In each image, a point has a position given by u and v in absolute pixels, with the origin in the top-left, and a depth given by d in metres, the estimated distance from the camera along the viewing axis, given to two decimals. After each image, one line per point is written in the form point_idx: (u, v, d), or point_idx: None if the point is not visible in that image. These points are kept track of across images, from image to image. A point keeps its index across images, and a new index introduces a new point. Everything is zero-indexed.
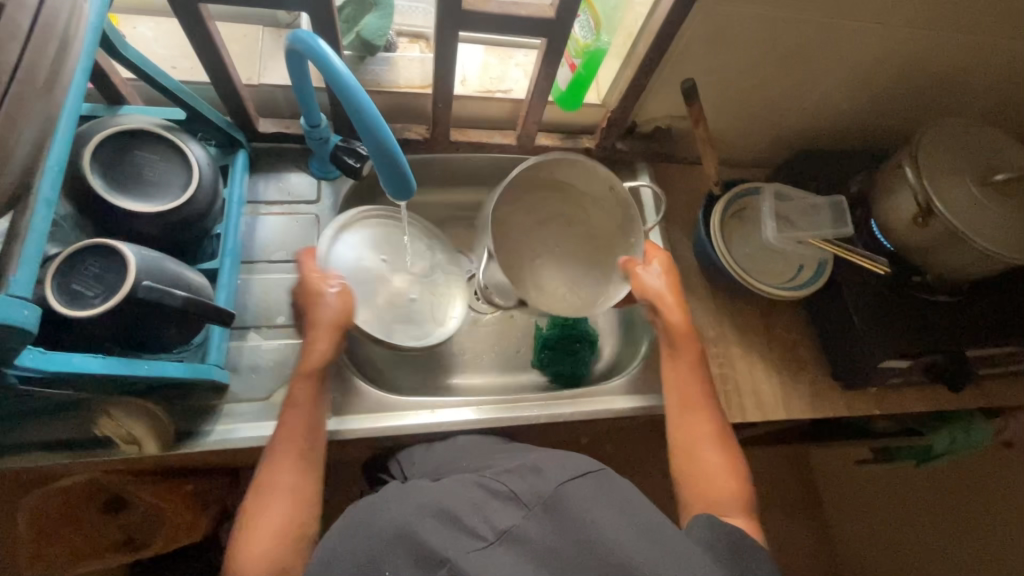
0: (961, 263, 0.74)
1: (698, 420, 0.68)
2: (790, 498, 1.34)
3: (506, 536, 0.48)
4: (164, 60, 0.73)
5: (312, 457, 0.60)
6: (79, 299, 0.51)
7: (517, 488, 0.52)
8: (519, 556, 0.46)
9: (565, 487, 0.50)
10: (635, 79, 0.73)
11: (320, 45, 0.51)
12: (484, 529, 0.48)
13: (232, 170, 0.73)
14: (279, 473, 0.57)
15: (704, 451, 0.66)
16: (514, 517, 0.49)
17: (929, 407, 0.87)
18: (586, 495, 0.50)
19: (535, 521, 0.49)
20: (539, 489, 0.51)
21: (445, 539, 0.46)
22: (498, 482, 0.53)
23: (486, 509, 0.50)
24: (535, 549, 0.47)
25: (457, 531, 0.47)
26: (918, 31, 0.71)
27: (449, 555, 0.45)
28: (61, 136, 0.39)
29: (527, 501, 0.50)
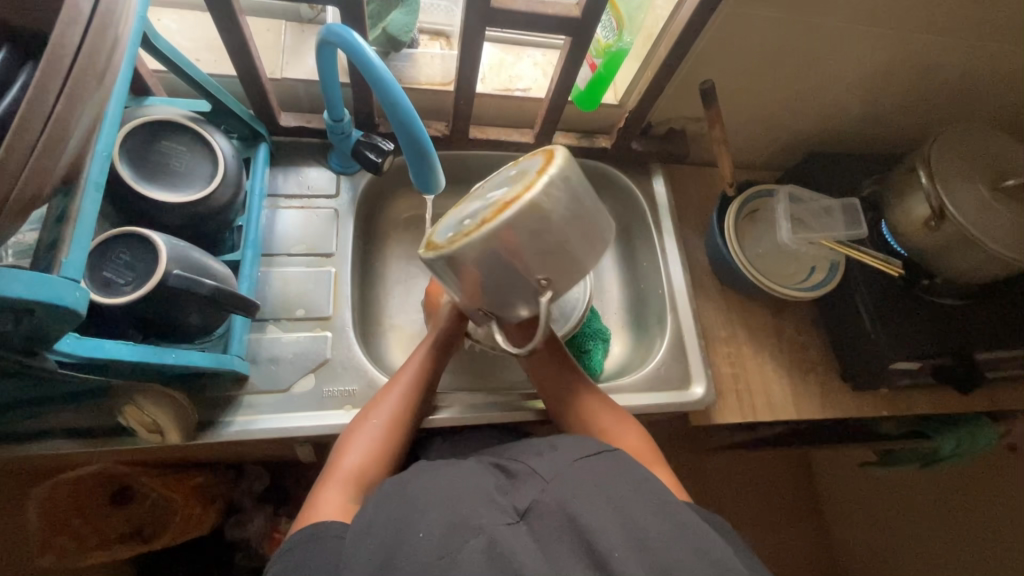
0: (971, 267, 0.76)
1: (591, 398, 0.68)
2: (791, 500, 1.35)
3: (529, 513, 0.47)
4: (188, 52, 0.74)
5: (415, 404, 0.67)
6: (111, 286, 0.52)
7: (535, 464, 0.53)
8: (544, 533, 0.45)
9: (583, 462, 0.51)
10: (655, 79, 0.74)
11: (354, 38, 0.52)
12: (509, 506, 0.48)
13: (254, 163, 0.73)
14: (385, 404, 0.65)
15: (604, 420, 0.66)
16: (534, 493, 0.49)
17: (936, 409, 0.88)
18: (603, 471, 0.50)
19: (552, 493, 0.49)
20: (554, 464, 0.52)
21: (478, 510, 0.47)
22: (515, 463, 0.54)
23: (509, 491, 0.50)
24: (559, 522, 0.46)
25: (486, 505, 0.47)
26: (934, 37, 0.72)
27: (482, 522, 0.45)
28: (108, 123, 0.42)
29: (545, 476, 0.51)
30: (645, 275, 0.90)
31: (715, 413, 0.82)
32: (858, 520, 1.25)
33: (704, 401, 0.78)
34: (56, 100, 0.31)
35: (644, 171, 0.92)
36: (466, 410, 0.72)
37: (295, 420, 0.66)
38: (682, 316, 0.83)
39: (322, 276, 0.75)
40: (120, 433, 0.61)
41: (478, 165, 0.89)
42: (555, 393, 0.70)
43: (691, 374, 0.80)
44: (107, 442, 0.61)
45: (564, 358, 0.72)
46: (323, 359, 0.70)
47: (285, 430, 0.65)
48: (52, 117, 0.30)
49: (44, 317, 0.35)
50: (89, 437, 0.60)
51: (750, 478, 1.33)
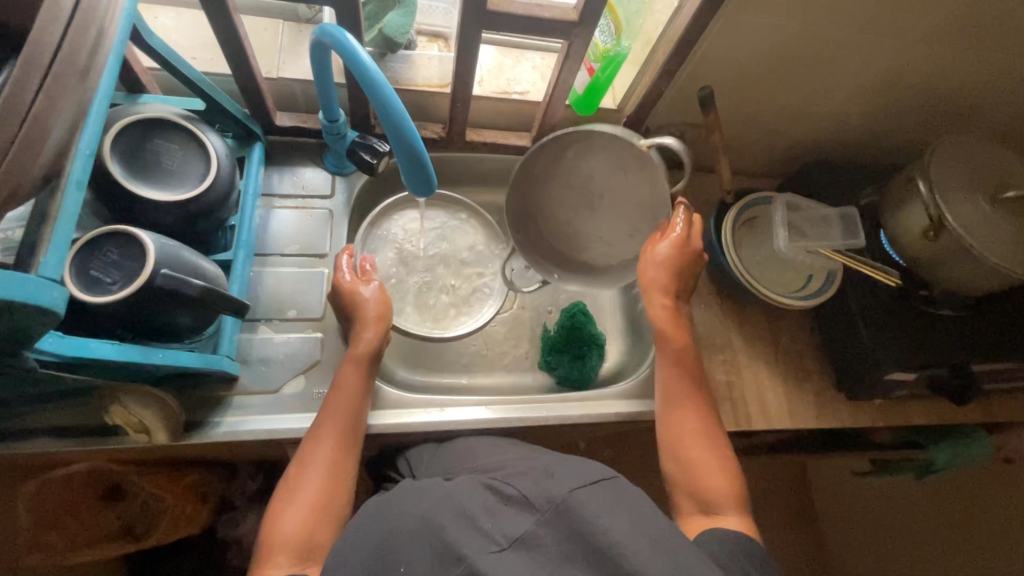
0: (969, 279, 0.75)
1: (687, 422, 0.66)
2: (786, 508, 1.34)
3: (520, 542, 0.47)
4: (185, 51, 0.73)
5: (353, 440, 0.61)
6: (98, 284, 0.51)
7: (530, 492, 0.51)
8: (533, 561, 0.45)
9: (576, 493, 0.49)
10: (653, 85, 0.74)
11: (348, 40, 0.52)
12: (498, 533, 0.47)
13: (249, 162, 0.73)
14: (320, 449, 0.59)
15: (694, 450, 0.63)
16: (526, 523, 0.48)
17: (932, 421, 0.87)
18: (598, 502, 0.48)
19: (548, 526, 0.48)
20: (550, 493, 0.50)
21: (462, 536, 0.46)
22: (510, 486, 0.52)
23: (498, 514, 0.49)
24: (550, 556, 0.46)
25: (471, 531, 0.47)
26: (934, 47, 0.72)
27: (466, 552, 0.45)
28: (91, 121, 0.41)
29: (539, 505, 0.50)
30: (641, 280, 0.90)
31: None
32: (853, 531, 1.24)
33: None
34: (34, 98, 0.30)
35: None
36: (459, 412, 0.72)
37: (284, 422, 0.66)
38: None
39: (315, 277, 0.75)
40: (108, 434, 0.60)
41: (475, 167, 0.88)
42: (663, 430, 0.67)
43: None
44: (95, 443, 0.60)
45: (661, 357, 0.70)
46: (314, 360, 0.70)
47: (272, 431, 0.64)
48: (29, 115, 0.30)
49: (22, 318, 0.35)
50: (76, 437, 0.60)
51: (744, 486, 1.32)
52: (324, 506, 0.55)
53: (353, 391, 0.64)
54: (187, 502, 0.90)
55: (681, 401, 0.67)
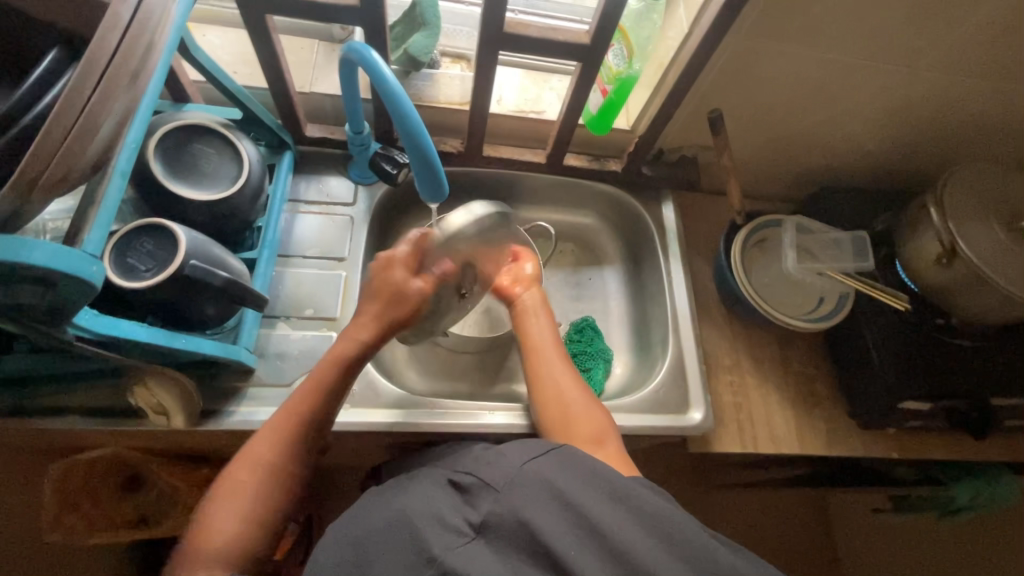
0: (985, 307, 0.74)
1: (579, 395, 0.68)
2: (802, 545, 1.29)
3: (485, 529, 0.47)
4: (228, 66, 0.80)
5: (300, 443, 0.61)
6: (132, 271, 0.55)
7: (486, 475, 0.52)
8: (499, 545, 0.46)
9: (528, 466, 0.50)
10: (663, 106, 0.76)
11: (372, 56, 0.56)
12: (463, 523, 0.48)
13: (278, 169, 0.78)
14: (291, 410, 0.61)
15: (592, 415, 0.66)
16: (487, 506, 0.49)
17: (950, 455, 0.84)
18: (550, 472, 0.49)
19: (503, 502, 0.48)
20: (504, 471, 0.51)
21: (432, 535, 0.47)
22: (467, 476, 0.53)
23: (463, 508, 0.50)
24: (511, 530, 0.46)
25: (440, 528, 0.47)
26: (946, 75, 0.73)
27: (436, 552, 0.45)
28: (139, 117, 0.46)
29: (496, 484, 0.50)
30: (651, 296, 0.91)
31: (714, 441, 0.81)
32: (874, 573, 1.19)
33: (702, 427, 0.77)
34: (91, 93, 0.35)
35: (654, 196, 0.94)
36: (459, 416, 0.74)
37: None
38: (684, 339, 0.83)
39: (334, 279, 0.78)
40: (130, 415, 0.64)
41: (491, 181, 0.92)
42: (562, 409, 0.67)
43: (690, 399, 0.80)
44: (118, 422, 0.64)
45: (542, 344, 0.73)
46: None
47: None
48: (86, 109, 0.35)
49: (64, 288, 0.39)
50: (102, 416, 0.64)
51: (758, 518, 1.29)
52: (255, 511, 0.57)
53: (352, 342, 0.63)
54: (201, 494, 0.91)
55: (563, 373, 0.70)
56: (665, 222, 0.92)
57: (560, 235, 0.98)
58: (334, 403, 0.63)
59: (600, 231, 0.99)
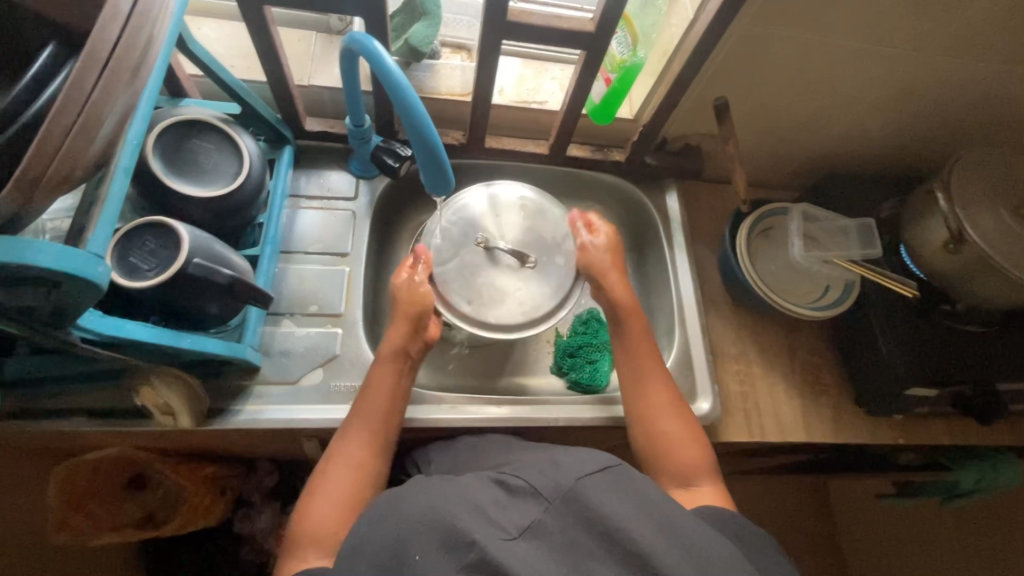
0: (992, 292, 0.74)
1: (662, 398, 0.68)
2: (805, 530, 1.30)
3: (529, 531, 0.48)
4: (225, 60, 0.78)
5: (383, 434, 0.64)
6: (136, 271, 0.55)
7: (538, 483, 0.52)
8: (543, 549, 0.47)
9: (583, 481, 0.51)
10: (669, 94, 0.75)
11: (375, 47, 0.55)
12: (508, 523, 0.48)
13: (278, 164, 0.77)
14: (366, 398, 0.65)
15: (673, 427, 0.66)
16: (534, 512, 0.50)
17: (955, 439, 0.85)
18: (604, 487, 0.50)
19: (554, 515, 0.49)
20: (556, 481, 0.52)
21: (474, 524, 0.47)
22: (517, 479, 0.53)
23: (507, 508, 0.50)
24: (556, 540, 0.47)
25: (484, 520, 0.48)
26: (953, 59, 0.72)
27: (478, 538, 0.46)
28: (140, 113, 0.45)
29: (547, 494, 0.51)
30: (656, 287, 0.91)
31: (721, 431, 0.81)
32: (877, 558, 1.20)
33: (710, 417, 0.77)
34: (92, 89, 0.34)
35: (658, 186, 0.93)
36: (468, 413, 0.74)
37: (302, 413, 0.68)
38: (691, 330, 0.83)
39: (337, 275, 0.77)
40: (137, 416, 0.64)
41: (493, 173, 0.91)
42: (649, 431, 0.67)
43: (697, 389, 0.80)
44: (125, 423, 0.63)
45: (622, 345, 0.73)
46: (332, 355, 0.72)
47: (290, 421, 0.67)
48: (86, 105, 0.34)
49: (70, 289, 0.38)
50: (109, 418, 0.63)
51: (762, 505, 1.30)
52: (345, 498, 0.59)
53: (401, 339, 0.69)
54: (206, 493, 0.91)
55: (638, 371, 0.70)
56: (669, 211, 0.91)
57: None
58: (403, 393, 0.67)
59: (603, 221, 0.98)
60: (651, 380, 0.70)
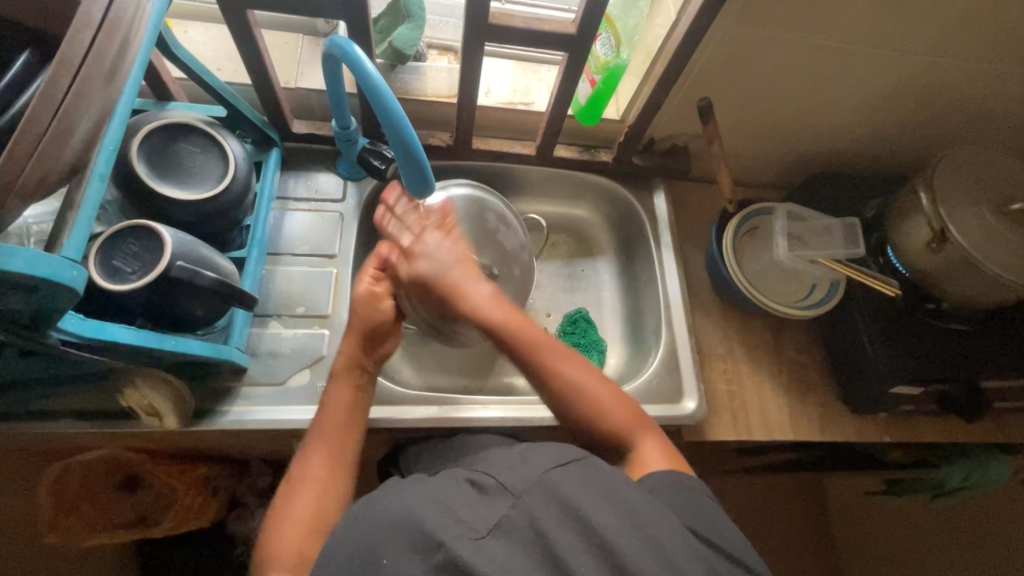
0: (975, 291, 0.74)
1: (572, 367, 0.65)
2: (799, 528, 1.31)
3: (498, 529, 0.47)
4: (212, 63, 0.79)
5: (342, 448, 0.62)
6: (119, 274, 0.55)
7: (505, 479, 0.51)
8: (513, 547, 0.46)
9: (551, 475, 0.50)
10: (652, 95, 0.76)
11: (355, 51, 0.55)
12: (477, 521, 0.48)
13: (265, 166, 0.77)
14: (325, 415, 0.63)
15: (590, 391, 0.64)
16: (503, 508, 0.49)
17: (941, 437, 0.85)
18: (574, 484, 0.49)
19: (522, 509, 0.48)
20: (525, 476, 0.51)
21: (442, 524, 0.47)
22: (487, 476, 0.52)
23: (476, 505, 0.49)
24: (526, 536, 0.47)
25: (452, 519, 0.47)
26: (934, 59, 0.72)
27: (445, 538, 0.46)
28: (116, 119, 0.45)
29: (515, 490, 0.50)
30: (644, 286, 0.91)
31: (708, 430, 0.82)
32: (868, 555, 1.21)
33: (695, 416, 0.77)
34: (64, 95, 0.34)
35: (646, 186, 0.93)
36: (456, 413, 0.74)
37: (288, 413, 0.68)
38: (677, 329, 0.83)
39: (325, 277, 0.78)
40: (124, 417, 0.64)
41: (480, 173, 0.91)
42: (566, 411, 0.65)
43: (684, 389, 0.80)
44: (114, 424, 0.64)
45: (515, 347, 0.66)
46: (319, 356, 0.73)
47: (277, 421, 0.68)
48: (60, 112, 0.34)
49: (46, 294, 0.38)
50: (97, 419, 0.64)
51: (755, 504, 1.30)
52: (312, 518, 0.57)
53: (352, 350, 0.66)
54: (198, 493, 0.91)
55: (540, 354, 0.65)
56: (656, 212, 0.91)
57: (553, 227, 0.98)
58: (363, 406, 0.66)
59: (592, 221, 0.99)
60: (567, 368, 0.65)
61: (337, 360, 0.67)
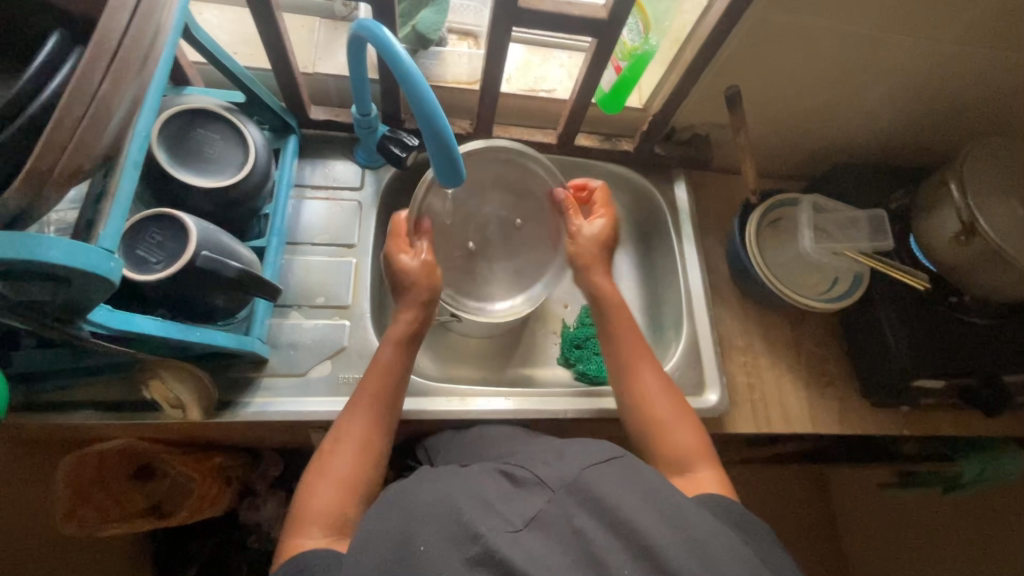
0: (1003, 285, 0.73)
1: (648, 376, 0.68)
2: (806, 517, 1.32)
3: (534, 522, 0.47)
4: (227, 46, 0.77)
5: (387, 413, 0.63)
6: (143, 264, 0.54)
7: (542, 473, 0.52)
8: (553, 541, 0.46)
9: (587, 473, 0.50)
10: (679, 83, 0.74)
11: (384, 34, 0.54)
12: (513, 514, 0.48)
13: (283, 153, 0.76)
14: (371, 380, 0.64)
15: (659, 407, 0.66)
16: (539, 502, 0.49)
17: (960, 431, 0.85)
18: (609, 481, 0.50)
19: (559, 504, 0.49)
20: (561, 473, 0.51)
21: (479, 517, 0.47)
22: (521, 469, 0.53)
23: (513, 498, 0.50)
24: (564, 532, 0.47)
25: (489, 511, 0.48)
26: (970, 48, 0.70)
27: (483, 531, 0.46)
28: (148, 105, 0.44)
29: (552, 484, 0.50)
30: (663, 277, 0.90)
31: (728, 422, 0.81)
32: (875, 544, 1.22)
33: (717, 409, 0.77)
34: (101, 80, 0.33)
35: (666, 176, 0.92)
36: (475, 405, 0.74)
37: (310, 405, 0.68)
38: (699, 321, 0.83)
39: (344, 267, 0.77)
40: (145, 409, 0.63)
41: None
42: (636, 415, 0.67)
43: (706, 381, 0.79)
44: (133, 415, 0.63)
45: (631, 325, 0.73)
46: (340, 347, 0.72)
47: (299, 414, 0.67)
48: (96, 97, 0.33)
49: (81, 286, 0.37)
50: (117, 410, 0.63)
51: (763, 494, 1.31)
52: (352, 479, 0.58)
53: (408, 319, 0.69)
54: (213, 484, 0.90)
55: (630, 358, 0.70)
56: (677, 202, 0.90)
57: None
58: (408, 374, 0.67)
59: (609, 211, 0.97)
60: (643, 372, 0.69)
61: (398, 327, 0.69)
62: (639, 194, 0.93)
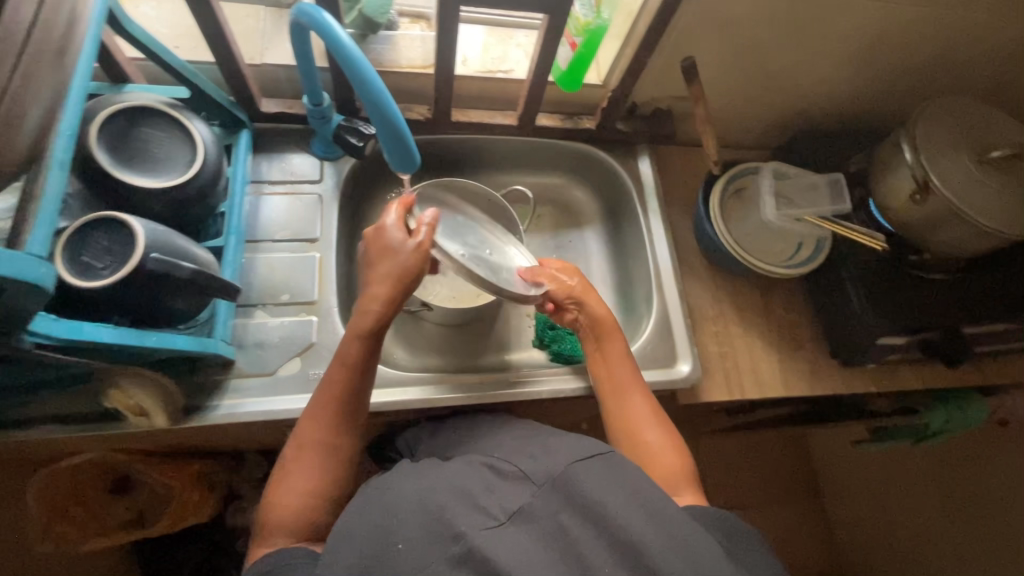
0: (959, 241, 0.75)
1: (639, 399, 0.68)
2: (788, 479, 1.36)
3: (518, 516, 0.48)
4: (168, 40, 0.74)
5: (348, 420, 0.61)
6: (90, 269, 0.52)
7: (527, 467, 0.53)
8: (534, 535, 0.46)
9: (574, 467, 0.50)
10: (634, 58, 0.74)
11: (325, 17, 0.52)
12: (496, 508, 0.48)
13: (236, 149, 0.73)
14: (329, 389, 0.61)
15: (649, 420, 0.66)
16: (525, 496, 0.50)
17: (925, 383, 0.88)
18: (596, 476, 0.49)
19: (543, 498, 0.49)
20: (548, 467, 0.52)
21: (460, 515, 0.47)
22: (506, 463, 0.54)
23: (498, 493, 0.50)
24: (548, 527, 0.47)
25: (470, 509, 0.48)
26: (916, 7, 0.71)
27: (463, 530, 0.46)
28: (72, 103, 0.42)
29: (538, 479, 0.51)
30: (633, 253, 0.91)
31: (702, 392, 0.83)
32: (854, 499, 1.26)
33: (690, 379, 0.78)
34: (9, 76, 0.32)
35: (630, 152, 0.92)
36: (448, 392, 0.73)
37: (281, 403, 0.67)
38: (669, 294, 0.83)
39: (308, 261, 0.75)
40: (110, 419, 0.62)
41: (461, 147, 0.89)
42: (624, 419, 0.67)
43: (678, 352, 0.80)
44: (98, 426, 0.62)
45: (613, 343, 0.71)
46: (309, 343, 0.71)
47: (270, 413, 0.66)
48: None
49: (13, 295, 0.36)
50: (81, 423, 0.61)
51: (746, 461, 1.34)
52: (320, 488, 0.58)
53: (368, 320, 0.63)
54: (194, 489, 0.89)
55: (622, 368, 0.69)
56: (641, 177, 0.90)
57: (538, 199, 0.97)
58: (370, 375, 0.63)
59: (577, 190, 0.97)
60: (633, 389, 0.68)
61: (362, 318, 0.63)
62: (605, 171, 0.93)
